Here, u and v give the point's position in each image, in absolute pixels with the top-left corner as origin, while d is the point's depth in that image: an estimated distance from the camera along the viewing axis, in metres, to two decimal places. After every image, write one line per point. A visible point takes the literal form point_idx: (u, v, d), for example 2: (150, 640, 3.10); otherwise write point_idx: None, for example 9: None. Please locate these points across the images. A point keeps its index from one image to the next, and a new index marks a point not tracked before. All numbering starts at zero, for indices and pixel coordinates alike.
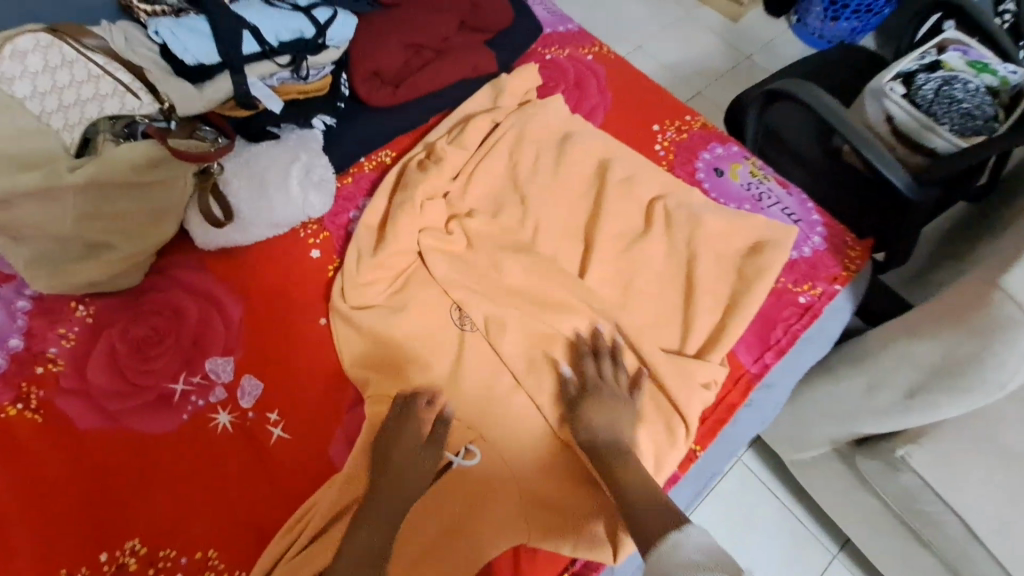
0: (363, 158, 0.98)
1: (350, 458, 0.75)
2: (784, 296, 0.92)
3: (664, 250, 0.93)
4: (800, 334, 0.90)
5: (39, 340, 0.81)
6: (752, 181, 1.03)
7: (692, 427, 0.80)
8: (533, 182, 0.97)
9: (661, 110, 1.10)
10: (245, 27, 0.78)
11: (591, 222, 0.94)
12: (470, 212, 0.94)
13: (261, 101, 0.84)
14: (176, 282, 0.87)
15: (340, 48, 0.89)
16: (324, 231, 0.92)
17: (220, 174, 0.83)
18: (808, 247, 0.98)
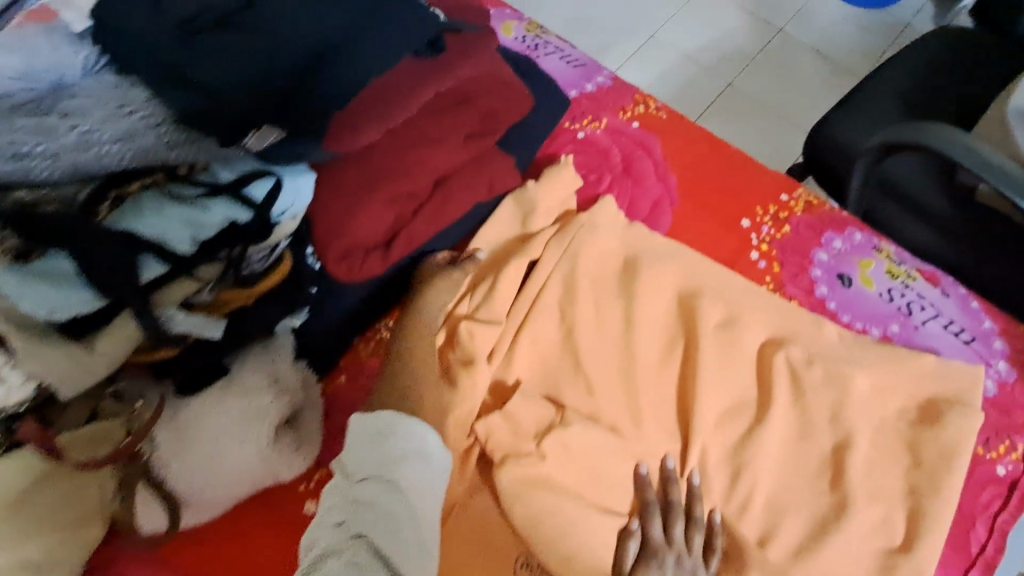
0: (356, 341, 0.73)
1: None
2: (976, 471, 0.65)
3: (797, 427, 0.65)
4: (1010, 530, 0.62)
5: None
6: (892, 286, 0.74)
7: None
8: (597, 348, 0.68)
9: (747, 193, 0.80)
10: (142, 249, 0.49)
11: (688, 398, 0.66)
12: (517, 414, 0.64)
13: (191, 333, 0.54)
14: None
15: (298, 216, 0.59)
16: (319, 467, 0.67)
17: (152, 452, 0.56)
18: (991, 380, 0.69)
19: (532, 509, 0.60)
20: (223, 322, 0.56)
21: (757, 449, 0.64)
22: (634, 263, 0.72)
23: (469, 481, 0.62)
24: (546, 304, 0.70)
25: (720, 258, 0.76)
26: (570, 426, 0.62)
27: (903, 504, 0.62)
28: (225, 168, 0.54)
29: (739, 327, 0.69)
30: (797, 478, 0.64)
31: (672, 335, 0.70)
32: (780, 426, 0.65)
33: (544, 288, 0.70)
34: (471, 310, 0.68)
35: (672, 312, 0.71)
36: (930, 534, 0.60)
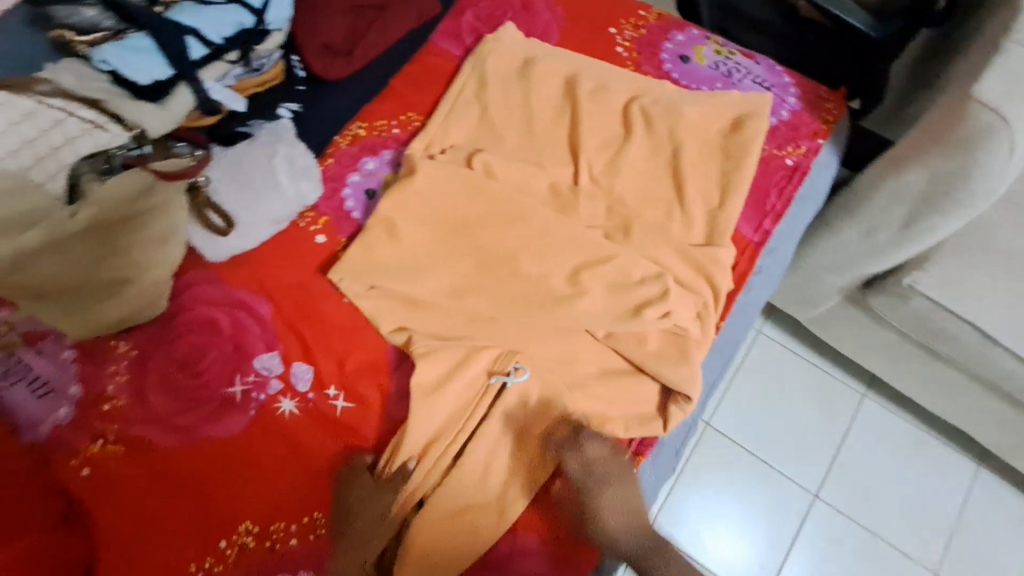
0: (336, 137, 0.98)
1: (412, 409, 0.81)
2: (773, 162, 0.95)
3: (648, 148, 0.95)
4: (794, 197, 0.93)
5: (94, 383, 0.84)
6: (718, 60, 1.04)
7: (721, 294, 0.85)
8: (507, 117, 0.98)
9: (615, 12, 1.09)
10: (188, 33, 0.78)
11: (573, 139, 0.96)
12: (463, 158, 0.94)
13: (224, 104, 0.84)
14: (198, 297, 0.88)
15: (282, 30, 0.88)
16: (322, 216, 0.94)
17: (207, 185, 0.84)
18: (785, 110, 1.00)
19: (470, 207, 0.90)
20: (245, 101, 0.86)
21: (620, 163, 0.94)
22: (530, 59, 1.01)
23: (424, 201, 0.91)
24: (470, 94, 1.00)
25: (595, 53, 1.05)
26: (489, 158, 0.94)
27: (720, 184, 0.92)
28: None
29: (605, 91, 0.98)
30: (650, 180, 0.94)
31: (562, 103, 0.99)
32: (636, 148, 0.95)
33: (467, 84, 1.00)
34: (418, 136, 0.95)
35: (561, 89, 1.00)
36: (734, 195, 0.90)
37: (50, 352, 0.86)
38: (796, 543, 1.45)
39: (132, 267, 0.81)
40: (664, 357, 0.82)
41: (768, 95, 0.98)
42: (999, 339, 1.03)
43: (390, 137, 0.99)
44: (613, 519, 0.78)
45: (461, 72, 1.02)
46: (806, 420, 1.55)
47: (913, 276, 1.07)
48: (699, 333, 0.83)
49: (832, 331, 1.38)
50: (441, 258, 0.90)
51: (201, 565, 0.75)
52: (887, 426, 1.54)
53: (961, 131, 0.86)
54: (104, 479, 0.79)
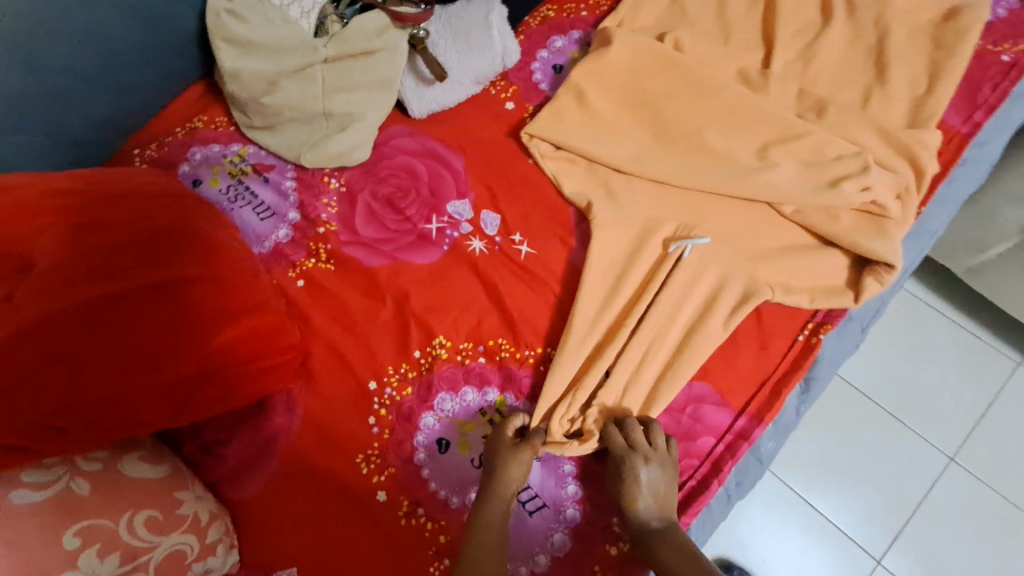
0: (527, 18, 1.05)
1: (593, 257, 0.84)
2: (987, 58, 0.90)
3: (848, 34, 0.92)
4: (1010, 91, 0.87)
5: (311, 210, 0.95)
6: None
7: (926, 176, 0.81)
8: (698, 1, 0.98)
9: None
10: None
11: (767, 24, 0.95)
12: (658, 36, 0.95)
13: None
14: (399, 149, 0.98)
15: None
16: (511, 85, 1.00)
17: (426, 38, 0.91)
18: (1004, 7, 0.93)
19: (661, 80, 0.91)
20: None
21: (819, 45, 0.91)
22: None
23: (612, 72, 0.93)
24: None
25: None
26: (681, 35, 0.93)
27: (929, 72, 0.87)
28: None
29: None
30: (849, 65, 0.90)
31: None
32: (836, 33, 0.92)
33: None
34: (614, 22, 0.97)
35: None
36: (944, 82, 0.85)
37: (275, 181, 0.98)
38: (923, 506, 1.34)
39: (360, 104, 0.91)
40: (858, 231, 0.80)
41: None
42: None
43: (578, 19, 1.03)
44: (794, 381, 0.77)
45: None
46: (949, 381, 1.44)
47: None
48: (900, 213, 0.80)
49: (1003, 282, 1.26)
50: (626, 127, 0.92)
51: (398, 368, 0.83)
52: None
53: None
54: (319, 288, 0.89)
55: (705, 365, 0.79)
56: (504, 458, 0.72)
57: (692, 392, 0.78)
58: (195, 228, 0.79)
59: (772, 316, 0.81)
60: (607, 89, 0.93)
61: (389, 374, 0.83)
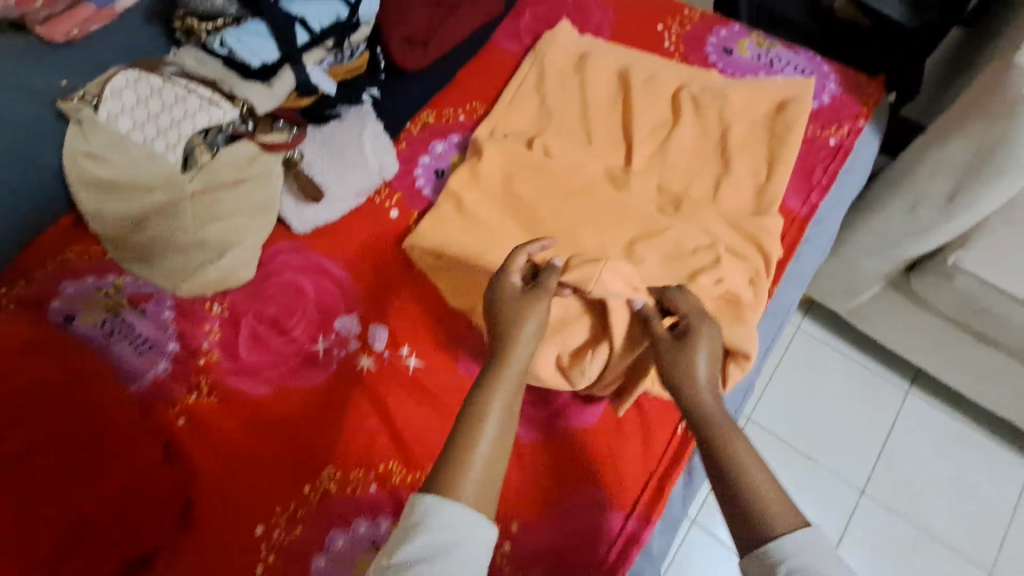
0: (408, 124, 1.06)
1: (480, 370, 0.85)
2: (817, 142, 1.00)
3: (699, 129, 1.01)
4: (839, 171, 0.97)
5: (192, 338, 0.92)
6: (760, 52, 1.10)
7: (772, 262, 0.89)
8: (564, 105, 1.06)
9: (661, 13, 1.17)
10: (295, 20, 0.85)
11: (626, 122, 1.03)
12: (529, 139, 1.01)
13: (318, 87, 0.91)
14: (285, 264, 0.96)
15: (370, 23, 0.95)
16: (396, 193, 1.02)
17: (300, 159, 0.92)
18: (827, 95, 1.05)
19: (534, 182, 0.96)
20: (335, 85, 0.93)
21: (674, 142, 0.99)
22: (583, 53, 1.10)
23: (488, 178, 0.98)
24: (528, 85, 1.08)
25: (644, 50, 1.12)
26: (549, 141, 0.99)
27: (768, 160, 0.97)
28: None
29: (656, 80, 1.05)
30: (701, 159, 0.99)
31: (614, 91, 1.06)
32: (687, 129, 1.00)
33: (527, 76, 1.09)
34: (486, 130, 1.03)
35: (613, 79, 1.07)
36: (781, 171, 0.95)
37: (153, 311, 0.94)
38: (843, 540, 1.40)
39: (234, 231, 0.88)
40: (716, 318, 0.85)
41: (810, 80, 1.03)
42: None
43: (457, 124, 1.07)
44: (677, 474, 0.80)
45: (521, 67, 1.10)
46: (850, 411, 1.54)
47: (957, 255, 1.09)
48: (752, 296, 0.86)
49: (879, 319, 1.38)
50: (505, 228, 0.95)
51: (285, 507, 0.80)
52: (931, 422, 1.53)
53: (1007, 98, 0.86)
54: (199, 424, 0.86)
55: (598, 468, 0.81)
56: (525, 305, 0.72)
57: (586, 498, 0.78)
58: (56, 385, 0.75)
59: (653, 406, 0.85)
60: (484, 193, 0.97)
61: (277, 516, 0.79)
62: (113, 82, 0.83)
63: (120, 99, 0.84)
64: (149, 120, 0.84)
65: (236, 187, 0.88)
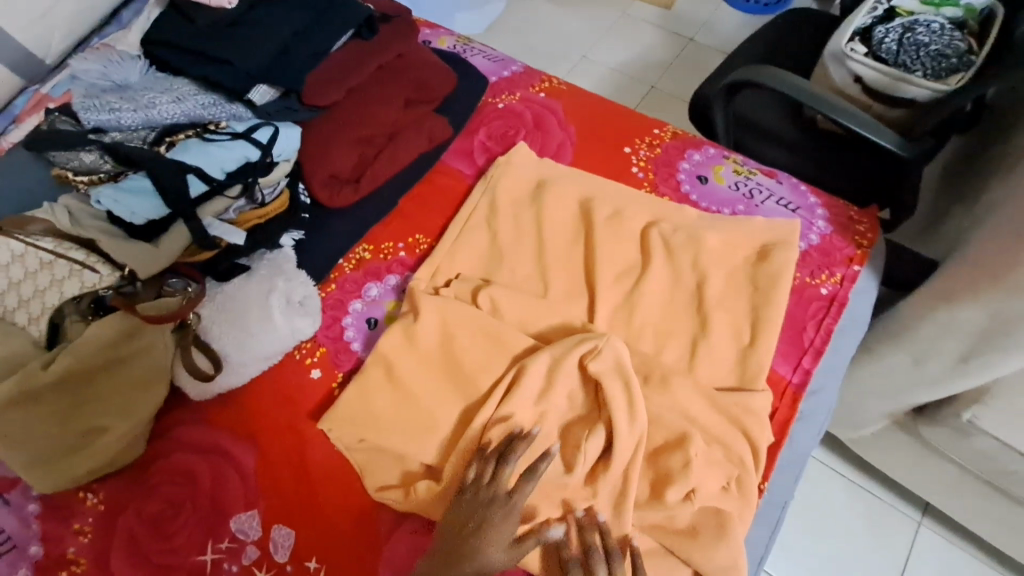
0: (341, 260, 0.93)
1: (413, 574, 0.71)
2: (806, 292, 0.88)
3: (669, 277, 0.88)
4: (833, 329, 0.85)
5: (57, 542, 0.76)
6: (738, 180, 0.99)
7: (760, 452, 0.75)
8: (519, 242, 0.94)
9: (630, 131, 1.07)
10: (189, 171, 0.74)
11: (589, 264, 0.90)
12: (478, 287, 0.88)
13: (221, 238, 0.79)
14: (180, 441, 0.80)
15: (290, 159, 0.84)
16: (319, 347, 0.87)
17: (197, 323, 0.78)
18: (815, 233, 0.93)
19: (479, 344, 0.82)
20: (242, 233, 0.80)
21: (640, 293, 0.87)
22: (541, 181, 0.98)
23: (424, 336, 0.83)
24: (477, 218, 0.96)
25: (611, 176, 1.01)
26: (496, 294, 0.86)
27: (753, 321, 0.84)
28: (239, 124, 0.79)
29: (622, 217, 0.93)
30: (671, 316, 0.86)
31: (576, 226, 0.94)
32: (656, 277, 0.88)
33: (477, 207, 0.97)
34: (433, 277, 0.91)
35: (573, 212, 0.95)
36: (767, 337, 0.82)
37: (14, 504, 0.78)
38: None
39: (113, 414, 0.75)
40: (693, 536, 0.70)
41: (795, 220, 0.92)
42: None
43: (396, 261, 0.95)
44: None
45: (472, 195, 0.98)
46: (855, 549, 1.36)
47: (973, 411, 0.93)
48: (736, 504, 0.72)
49: (885, 456, 1.22)
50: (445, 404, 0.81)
51: None
52: (950, 562, 1.33)
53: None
54: None
55: None
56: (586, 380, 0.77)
57: None
58: None
59: None
60: (421, 357, 0.83)
61: None
62: None
63: None
64: (9, 289, 0.72)
65: (117, 363, 0.74)
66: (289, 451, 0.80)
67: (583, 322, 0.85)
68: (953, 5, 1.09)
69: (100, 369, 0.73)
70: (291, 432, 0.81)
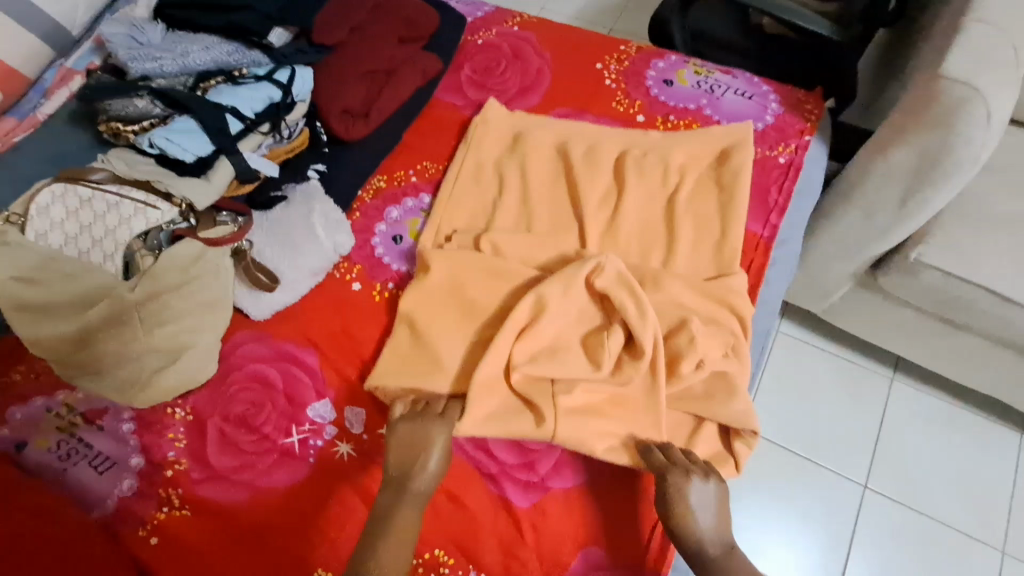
0: (360, 191, 1.04)
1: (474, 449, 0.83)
2: (767, 163, 1.02)
3: (646, 186, 0.99)
4: (793, 189, 1.00)
5: (156, 450, 0.87)
6: (700, 79, 1.12)
7: (743, 290, 0.90)
8: (516, 153, 1.05)
9: (599, 50, 1.19)
10: (226, 111, 0.84)
11: (580, 163, 1.03)
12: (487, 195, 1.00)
13: (260, 171, 0.90)
14: (248, 354, 0.92)
15: (307, 100, 0.95)
16: (355, 265, 0.99)
17: (250, 249, 0.90)
18: (770, 115, 1.07)
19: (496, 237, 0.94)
20: (277, 167, 0.92)
21: (621, 203, 0.98)
22: (519, 126, 1.09)
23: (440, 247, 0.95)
24: (466, 160, 1.05)
25: (588, 90, 1.14)
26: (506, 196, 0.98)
27: (722, 208, 0.96)
28: (261, 68, 0.89)
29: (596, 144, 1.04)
30: (652, 220, 0.97)
31: (557, 163, 1.04)
32: (638, 183, 0.99)
33: (465, 164, 1.05)
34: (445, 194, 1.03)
35: (552, 145, 1.05)
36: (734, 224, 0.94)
37: (111, 426, 0.88)
38: (855, 542, 1.38)
39: (189, 332, 0.84)
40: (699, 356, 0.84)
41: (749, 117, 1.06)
42: (1016, 300, 1.06)
43: (410, 186, 1.06)
44: None
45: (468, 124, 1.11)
46: (840, 408, 1.53)
47: (919, 250, 1.11)
48: (731, 330, 0.86)
49: (855, 317, 1.38)
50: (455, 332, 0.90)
51: None
52: (921, 407, 1.52)
53: (942, 109, 0.88)
54: (173, 544, 0.81)
55: (602, 529, 0.78)
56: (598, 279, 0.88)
57: (589, 561, 0.77)
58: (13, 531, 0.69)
59: None
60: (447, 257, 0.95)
61: None
62: (39, 199, 0.80)
63: (48, 215, 0.81)
64: (84, 231, 0.82)
65: (186, 287, 0.84)
66: (346, 350, 0.92)
67: (582, 210, 0.98)
68: None
69: (174, 291, 0.83)
70: (345, 335, 0.93)
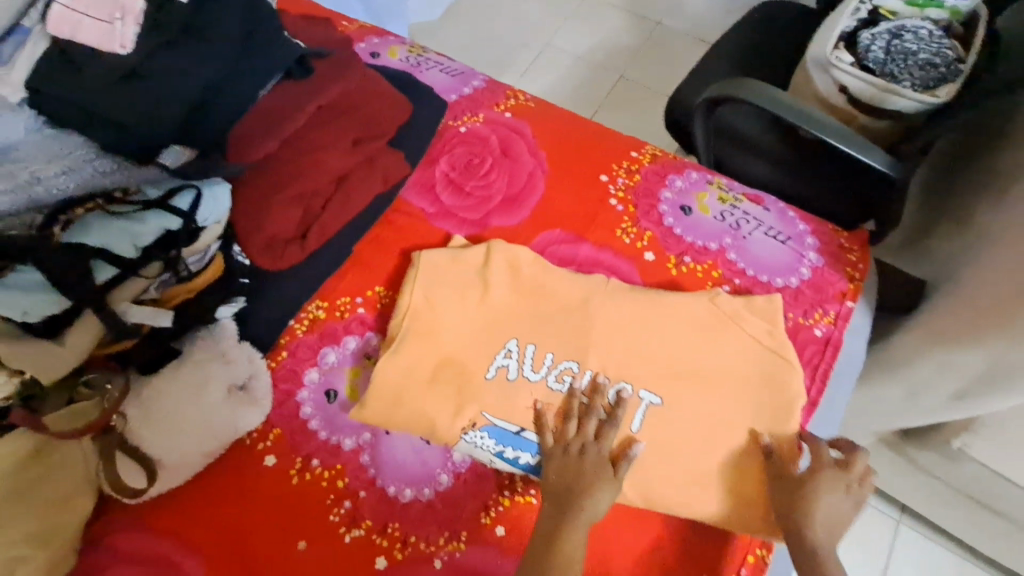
0: (292, 321, 0.83)
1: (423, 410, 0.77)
2: (800, 335, 0.82)
3: (643, 388, 0.77)
4: (828, 375, 0.80)
5: None
6: (723, 210, 0.91)
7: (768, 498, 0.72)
8: (497, 304, 0.83)
9: (605, 155, 0.98)
10: (92, 256, 0.62)
11: (566, 315, 0.82)
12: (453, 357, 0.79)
13: (145, 322, 0.67)
14: (116, 554, 0.71)
15: (222, 221, 0.72)
16: (272, 429, 0.78)
17: (125, 426, 0.67)
18: (805, 266, 0.87)
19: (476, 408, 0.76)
20: (172, 313, 0.68)
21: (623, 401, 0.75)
22: (491, 254, 0.86)
23: (381, 400, 0.77)
24: (410, 319, 0.81)
25: (587, 210, 0.92)
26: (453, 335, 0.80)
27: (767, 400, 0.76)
28: (153, 189, 0.67)
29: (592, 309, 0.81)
30: (655, 428, 0.75)
31: (536, 323, 0.82)
32: (625, 376, 0.77)
33: (413, 327, 0.81)
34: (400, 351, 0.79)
35: (519, 299, 0.83)
36: (786, 422, 0.75)
37: None
38: None
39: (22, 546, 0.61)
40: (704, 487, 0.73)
41: (781, 275, 0.86)
42: None
43: (354, 320, 0.84)
44: None
45: (424, 258, 0.85)
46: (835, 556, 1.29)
47: (964, 439, 0.92)
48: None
49: (871, 467, 1.19)
50: (454, 528, 0.73)
51: None
52: (933, 560, 1.26)
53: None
54: None
55: None
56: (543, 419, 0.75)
57: None
58: None
59: None
60: (417, 406, 0.77)
61: None
62: None
63: None
64: None
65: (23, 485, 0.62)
66: (240, 556, 0.71)
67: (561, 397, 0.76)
68: (939, 6, 1.03)
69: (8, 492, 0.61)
70: (241, 532, 0.72)
